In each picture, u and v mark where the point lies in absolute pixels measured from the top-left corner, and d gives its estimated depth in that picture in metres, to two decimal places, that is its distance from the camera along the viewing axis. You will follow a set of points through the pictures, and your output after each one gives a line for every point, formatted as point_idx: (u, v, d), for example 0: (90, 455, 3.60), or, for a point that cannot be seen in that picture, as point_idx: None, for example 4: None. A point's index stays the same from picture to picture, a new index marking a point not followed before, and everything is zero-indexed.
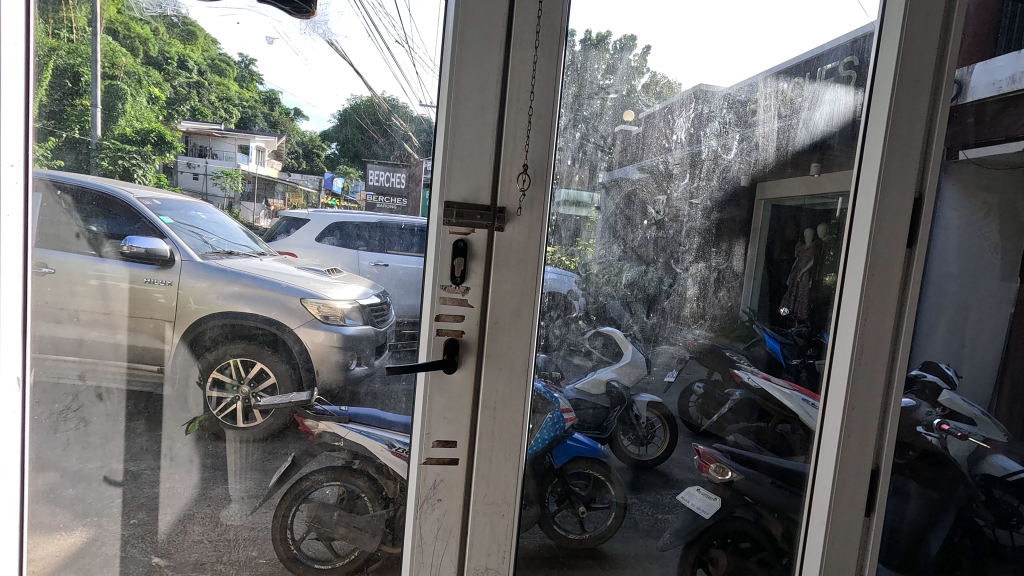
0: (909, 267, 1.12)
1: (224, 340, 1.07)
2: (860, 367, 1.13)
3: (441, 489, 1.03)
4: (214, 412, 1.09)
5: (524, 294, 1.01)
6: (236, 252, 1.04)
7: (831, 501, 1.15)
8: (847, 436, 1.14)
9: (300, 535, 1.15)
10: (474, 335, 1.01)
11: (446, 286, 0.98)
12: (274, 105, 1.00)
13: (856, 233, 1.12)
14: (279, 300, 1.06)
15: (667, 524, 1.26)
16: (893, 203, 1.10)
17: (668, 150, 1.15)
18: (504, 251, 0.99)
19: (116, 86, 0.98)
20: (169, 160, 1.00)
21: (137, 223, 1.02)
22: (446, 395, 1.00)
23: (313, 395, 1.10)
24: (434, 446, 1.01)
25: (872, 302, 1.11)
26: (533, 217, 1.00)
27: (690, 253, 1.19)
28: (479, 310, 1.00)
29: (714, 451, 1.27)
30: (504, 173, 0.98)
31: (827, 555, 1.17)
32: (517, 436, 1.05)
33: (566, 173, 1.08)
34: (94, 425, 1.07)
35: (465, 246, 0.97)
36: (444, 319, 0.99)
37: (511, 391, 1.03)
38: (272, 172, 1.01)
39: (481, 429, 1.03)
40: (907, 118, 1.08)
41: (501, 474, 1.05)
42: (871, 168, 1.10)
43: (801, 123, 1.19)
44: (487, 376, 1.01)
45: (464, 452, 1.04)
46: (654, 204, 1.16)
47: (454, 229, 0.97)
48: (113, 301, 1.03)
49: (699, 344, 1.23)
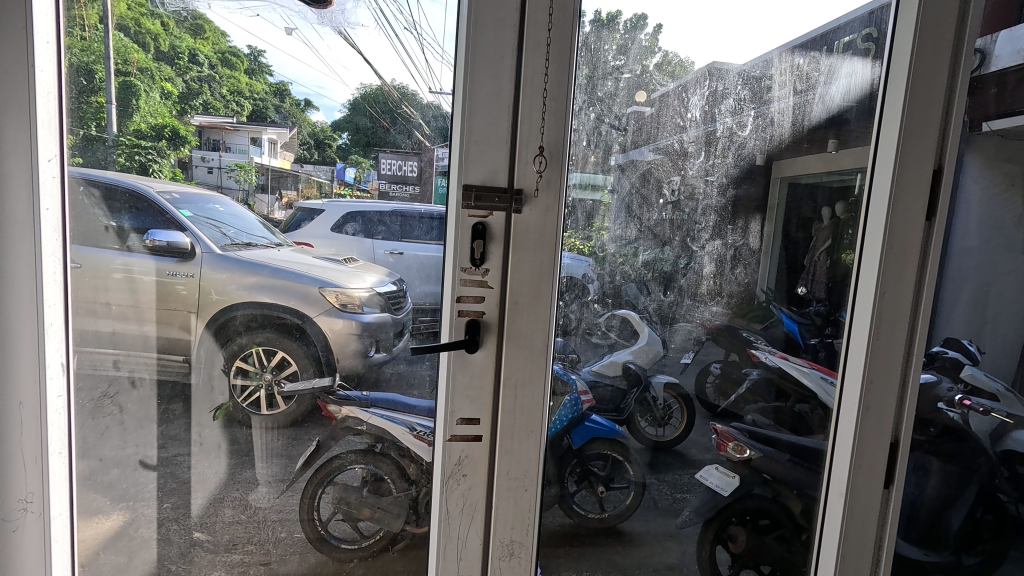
0: (930, 241, 1.10)
1: (250, 328, 1.10)
2: (880, 343, 1.11)
3: (466, 465, 1.05)
4: (239, 400, 1.12)
5: (542, 275, 1.02)
6: (255, 244, 1.06)
7: (849, 475, 1.15)
8: (866, 410, 1.13)
9: (327, 517, 1.19)
10: (494, 316, 1.02)
11: (467, 268, 0.99)
12: (284, 96, 1.01)
13: (874, 207, 1.10)
14: (298, 290, 1.09)
15: (684, 502, 1.28)
16: (914, 176, 1.08)
17: (683, 129, 1.14)
18: (522, 233, 1.00)
19: (130, 83, 1.00)
20: (184, 155, 1.02)
21: (160, 218, 1.04)
22: (467, 375, 1.02)
23: (335, 381, 1.12)
24: (457, 424, 1.03)
25: (891, 276, 1.10)
26: (550, 198, 1.00)
27: (706, 230, 1.19)
28: (498, 292, 1.01)
29: (731, 430, 1.28)
30: (520, 154, 0.98)
31: (848, 529, 1.17)
32: (538, 415, 1.06)
33: (581, 155, 1.09)
34: (129, 411, 1.11)
35: (484, 229, 0.98)
36: (465, 300, 1.00)
37: (531, 371, 1.04)
38: (285, 163, 1.03)
39: (503, 407, 1.04)
40: (926, 88, 1.05)
41: (522, 451, 1.06)
42: (890, 140, 1.08)
43: (818, 98, 1.17)
44: (507, 357, 1.03)
45: (487, 429, 1.05)
46: (670, 183, 1.16)
47: (473, 212, 0.98)
48: (142, 294, 1.06)
49: (714, 327, 1.24)
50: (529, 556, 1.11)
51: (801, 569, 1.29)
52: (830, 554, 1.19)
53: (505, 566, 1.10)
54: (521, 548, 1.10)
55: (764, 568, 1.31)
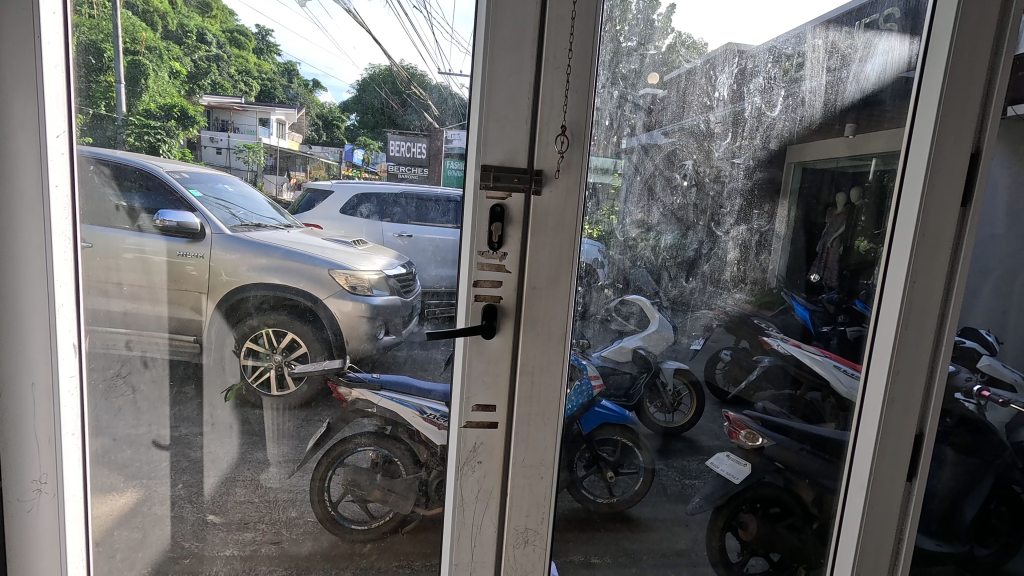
0: (964, 227, 1.07)
1: (264, 310, 1.10)
2: (907, 333, 1.09)
3: (481, 452, 1.05)
4: (250, 380, 1.13)
5: (562, 261, 1.00)
6: (264, 225, 1.05)
7: (871, 467, 1.13)
8: (892, 401, 1.11)
9: (337, 498, 1.19)
10: (512, 301, 1.01)
11: (484, 252, 0.98)
12: (292, 77, 1.00)
13: (906, 193, 1.07)
14: (308, 272, 1.08)
15: (695, 489, 1.27)
16: (950, 160, 1.04)
17: (710, 108, 1.11)
18: (541, 215, 0.98)
19: (138, 62, 0.98)
20: (192, 135, 1.01)
21: (171, 197, 1.04)
22: (483, 360, 1.01)
23: (346, 363, 1.12)
24: (473, 410, 1.03)
25: (922, 264, 1.07)
26: (571, 180, 0.98)
27: (731, 215, 1.17)
28: (516, 276, 1.00)
29: (744, 418, 1.28)
30: (541, 133, 0.96)
31: (868, 522, 1.15)
32: (556, 401, 1.06)
33: (604, 133, 1.06)
34: (142, 392, 1.11)
35: (502, 212, 0.97)
36: (482, 285, 0.99)
37: (549, 357, 1.03)
38: (293, 144, 1.01)
39: (520, 393, 1.04)
40: (967, 67, 1.01)
41: (539, 437, 1.06)
42: (926, 122, 1.04)
43: (851, 77, 1.14)
44: (524, 343, 1.02)
45: (502, 416, 1.05)
46: (694, 165, 1.13)
47: (491, 194, 0.96)
48: (154, 274, 1.06)
49: (728, 314, 1.22)
50: (544, 543, 1.11)
51: (812, 557, 1.29)
52: (847, 546, 1.17)
53: (520, 553, 1.10)
54: (536, 535, 1.10)
55: (773, 556, 1.31)
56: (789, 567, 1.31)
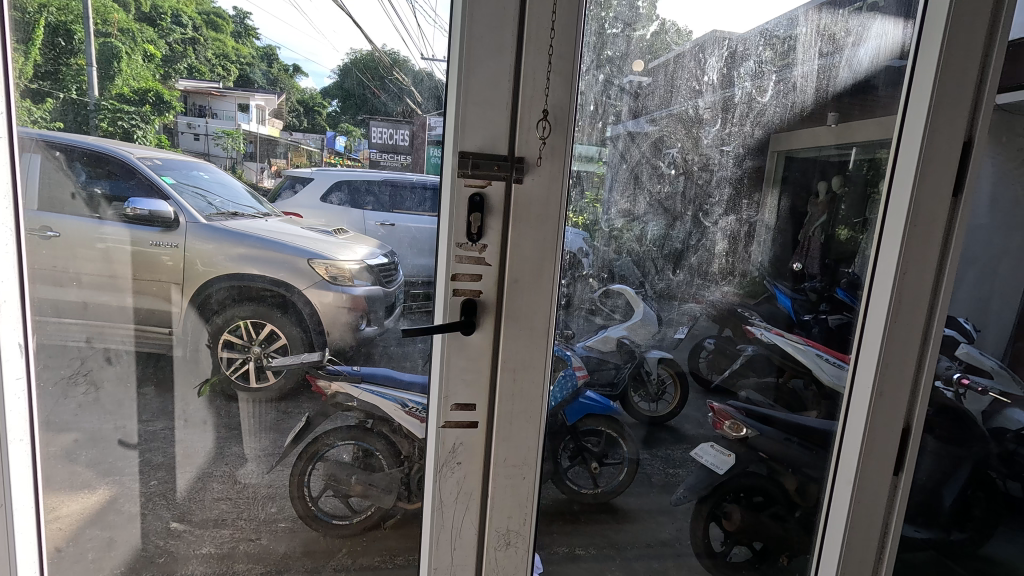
0: (953, 218, 1.06)
1: (230, 302, 1.06)
2: (897, 323, 1.08)
3: (461, 453, 1.03)
4: (227, 372, 1.09)
5: (545, 253, 0.98)
6: (242, 213, 1.01)
7: (858, 462, 1.12)
8: (879, 396, 1.10)
9: (317, 493, 1.17)
10: (491, 295, 0.98)
11: (463, 243, 0.95)
12: (271, 61, 0.95)
13: (898, 181, 1.05)
14: (287, 262, 1.05)
15: (680, 479, 1.27)
16: (942, 150, 1.03)
17: (699, 94, 1.10)
18: (522, 205, 0.95)
19: (110, 45, 0.93)
20: (169, 121, 0.96)
21: (134, 180, 0.99)
22: (463, 356, 0.99)
23: (325, 355, 1.10)
24: (452, 409, 1.01)
25: (912, 256, 1.05)
26: (553, 167, 0.96)
27: (720, 205, 1.16)
28: (496, 269, 0.97)
29: (728, 408, 1.28)
30: (522, 117, 0.93)
31: (853, 516, 1.14)
32: (539, 397, 1.04)
33: (591, 114, 1.04)
34: (105, 389, 1.08)
35: (481, 201, 0.94)
36: (461, 278, 0.96)
37: (532, 351, 1.01)
38: (274, 131, 0.97)
39: (502, 389, 1.02)
40: (959, 53, 1.00)
41: (522, 435, 1.04)
42: (919, 108, 1.02)
43: (844, 62, 1.14)
44: (506, 337, 0.99)
45: (483, 415, 1.02)
46: (682, 152, 1.12)
47: (470, 182, 0.93)
48: (117, 264, 1.02)
49: (708, 302, 1.21)
50: (525, 545, 1.10)
51: (795, 546, 1.30)
52: (834, 541, 1.16)
53: (501, 556, 1.09)
54: (517, 537, 1.09)
55: (756, 544, 1.32)
56: (772, 556, 1.32)
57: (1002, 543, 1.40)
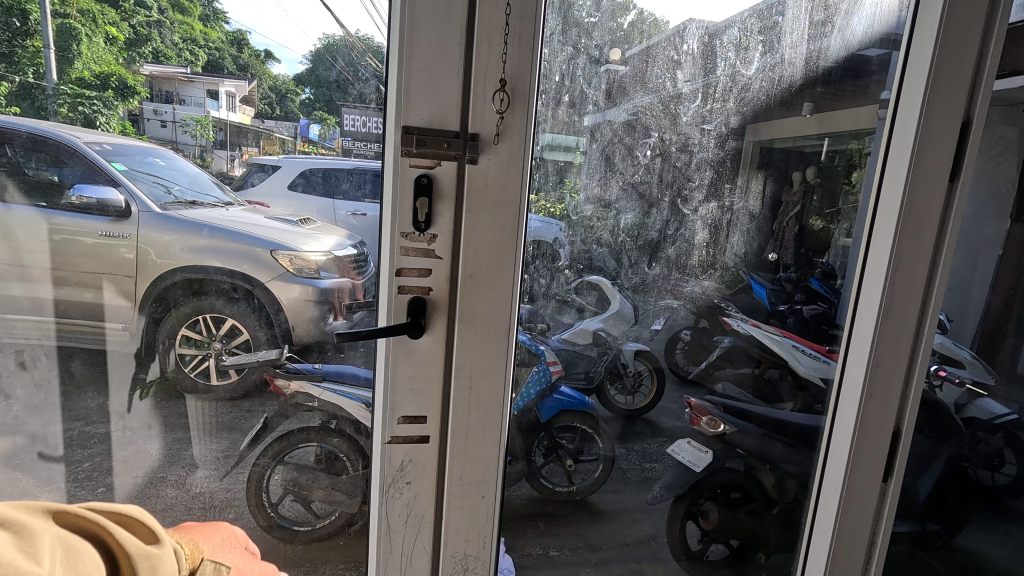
0: (950, 204, 1.00)
1: (189, 297, 0.98)
2: (889, 320, 1.02)
3: (409, 471, 0.97)
4: (187, 369, 1.02)
5: (502, 243, 0.92)
6: (200, 202, 0.93)
7: (847, 466, 1.08)
8: (869, 397, 1.05)
9: (277, 499, 1.11)
10: (442, 294, 0.91)
11: (409, 234, 0.88)
12: (242, 46, 0.87)
13: (891, 165, 1.00)
14: (249, 253, 0.97)
15: (656, 474, 1.25)
16: (939, 131, 0.97)
17: (677, 65, 1.05)
18: (476, 188, 0.89)
19: (68, 25, 0.83)
20: (133, 107, 0.86)
21: (88, 170, 0.89)
22: (411, 364, 0.93)
23: (284, 353, 1.03)
24: (399, 423, 0.95)
25: (906, 247, 1.00)
26: (511, 145, 0.89)
27: (700, 190, 1.12)
28: (448, 262, 0.91)
29: (706, 404, 1.27)
30: (474, 88, 0.86)
31: (842, 519, 1.10)
32: (496, 408, 0.99)
33: (554, 91, 0.98)
34: (18, 397, 0.99)
35: (429, 184, 0.87)
36: (408, 274, 0.89)
37: (488, 357, 0.96)
38: (245, 118, 0.89)
39: (455, 401, 0.96)
40: (960, 27, 0.94)
41: (479, 449, 0.99)
42: (917, 80, 0.97)
43: (836, 30, 1.09)
44: (461, 339, 0.93)
45: (434, 429, 0.97)
46: (660, 133, 1.08)
47: (415, 161, 0.86)
48: (25, 253, 0.91)
49: (685, 294, 1.18)
50: (485, 570, 1.05)
51: (772, 543, 1.29)
52: (821, 544, 1.13)
53: None
54: (476, 561, 1.04)
55: (733, 542, 1.31)
56: (750, 554, 1.30)
57: (977, 536, 1.39)
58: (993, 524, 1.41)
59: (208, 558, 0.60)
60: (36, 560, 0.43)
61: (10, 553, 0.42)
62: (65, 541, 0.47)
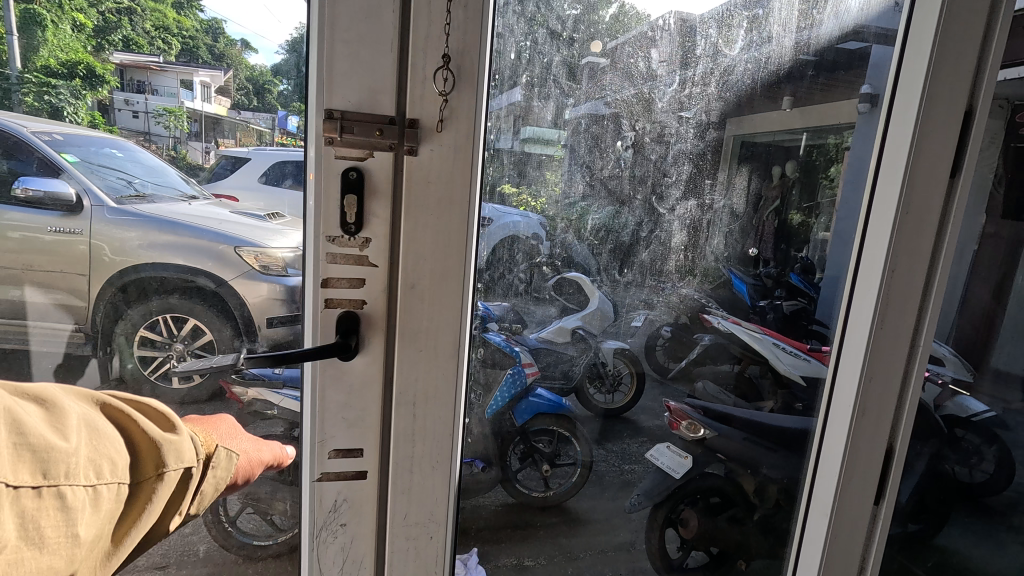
0: (951, 202, 0.97)
1: (147, 296, 0.87)
2: (884, 331, 0.99)
3: (343, 511, 0.90)
4: (148, 373, 0.91)
5: (448, 245, 0.84)
6: (160, 195, 0.82)
7: (841, 478, 1.04)
8: (862, 413, 1.02)
9: (235, 513, 1.05)
10: (377, 305, 0.83)
11: (336, 237, 0.79)
12: (218, 34, 0.80)
13: (888, 160, 0.96)
14: (215, 250, 0.87)
15: (636, 477, 1.21)
16: (941, 123, 0.93)
17: (654, 42, 0.99)
18: (415, 183, 0.80)
19: (30, 8, 0.73)
20: (103, 97, 0.76)
21: (33, 161, 0.77)
22: (341, 390, 0.85)
23: (240, 359, 0.91)
24: (330, 457, 0.87)
25: (904, 250, 0.96)
26: (456, 134, 0.80)
27: (676, 187, 1.07)
28: (383, 268, 0.82)
29: (686, 408, 1.23)
30: (411, 65, 0.76)
31: (834, 534, 1.07)
32: (444, 435, 0.92)
33: (509, 71, 0.92)
34: None
35: (359, 178, 0.77)
36: (335, 284, 0.80)
37: (432, 377, 0.88)
38: (221, 109, 0.81)
39: (395, 433, 0.89)
40: (965, 9, 0.89)
41: (423, 482, 0.93)
42: (919, 63, 0.92)
43: (831, 7, 1.04)
44: (400, 355, 0.85)
45: (372, 463, 0.89)
46: (632, 122, 1.02)
47: (342, 153, 0.77)
48: None
49: (664, 289, 1.13)
50: None
51: (752, 550, 1.28)
52: (812, 556, 1.09)
53: None
54: None
55: (713, 549, 1.30)
56: (729, 561, 1.30)
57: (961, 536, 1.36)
58: (978, 529, 1.37)
59: (223, 446, 0.66)
60: (63, 438, 0.49)
61: (42, 430, 0.47)
62: (91, 424, 0.53)
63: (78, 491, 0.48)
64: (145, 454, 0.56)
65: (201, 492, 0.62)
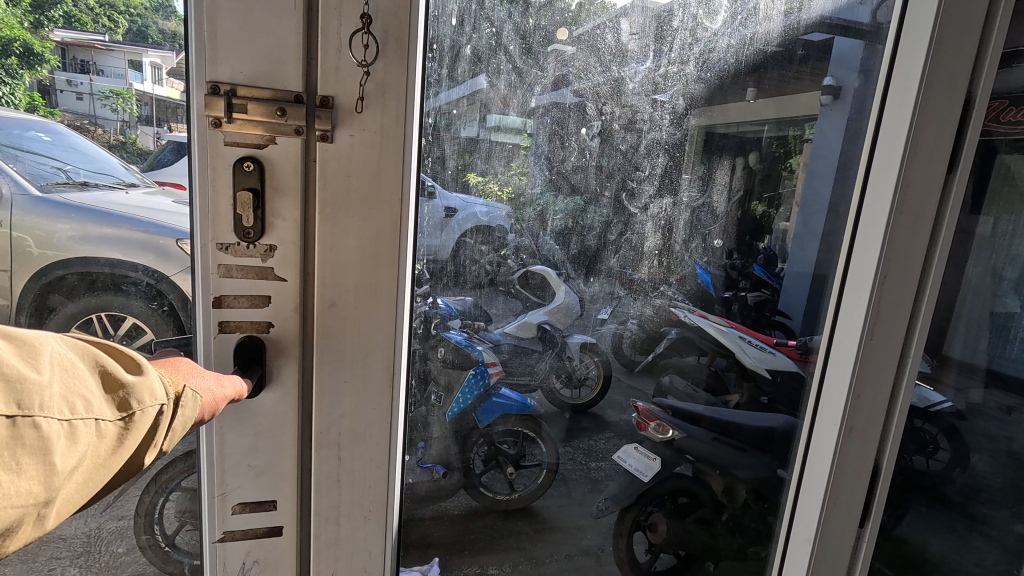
0: (947, 198, 0.93)
1: (79, 293, 0.77)
2: (874, 338, 0.95)
3: (253, 569, 0.83)
4: None
5: (371, 246, 0.76)
6: (95, 183, 0.74)
7: (830, 486, 1.01)
8: (849, 430, 0.99)
9: (172, 530, 0.97)
10: (286, 326, 0.75)
11: (227, 245, 0.70)
12: (168, 13, 0.69)
13: (880, 154, 0.91)
14: (157, 245, 0.78)
15: (604, 475, 1.18)
16: (938, 110, 0.88)
17: (624, 15, 0.93)
18: (324, 175, 0.72)
19: None
20: (44, 78, 0.65)
21: None
22: (245, 429, 0.77)
23: None
24: (234, 511, 0.80)
25: (897, 251, 0.92)
26: (370, 115, 0.72)
27: (649, 184, 1.03)
28: (291, 282, 0.73)
29: (654, 408, 1.22)
30: (320, 27, 0.67)
31: (820, 544, 1.04)
32: (374, 470, 0.85)
33: (449, 42, 0.84)
34: None
35: (256, 170, 0.68)
36: (231, 303, 0.72)
37: (351, 402, 0.81)
38: (174, 93, 0.70)
39: (313, 478, 0.82)
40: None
41: (348, 530, 0.86)
42: (916, 51, 0.87)
43: None
44: (317, 373, 0.78)
45: (286, 514, 0.83)
46: (599, 106, 0.97)
47: (233, 141, 0.68)
48: None
49: (636, 283, 1.09)
50: None
51: (719, 552, 1.26)
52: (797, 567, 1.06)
53: None
54: None
55: (682, 552, 1.29)
56: (698, 563, 1.27)
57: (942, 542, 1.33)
58: (957, 530, 1.32)
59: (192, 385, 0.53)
60: (33, 367, 0.40)
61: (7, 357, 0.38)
62: (65, 360, 0.43)
63: (54, 423, 0.39)
64: (113, 387, 0.45)
65: (172, 431, 0.50)
